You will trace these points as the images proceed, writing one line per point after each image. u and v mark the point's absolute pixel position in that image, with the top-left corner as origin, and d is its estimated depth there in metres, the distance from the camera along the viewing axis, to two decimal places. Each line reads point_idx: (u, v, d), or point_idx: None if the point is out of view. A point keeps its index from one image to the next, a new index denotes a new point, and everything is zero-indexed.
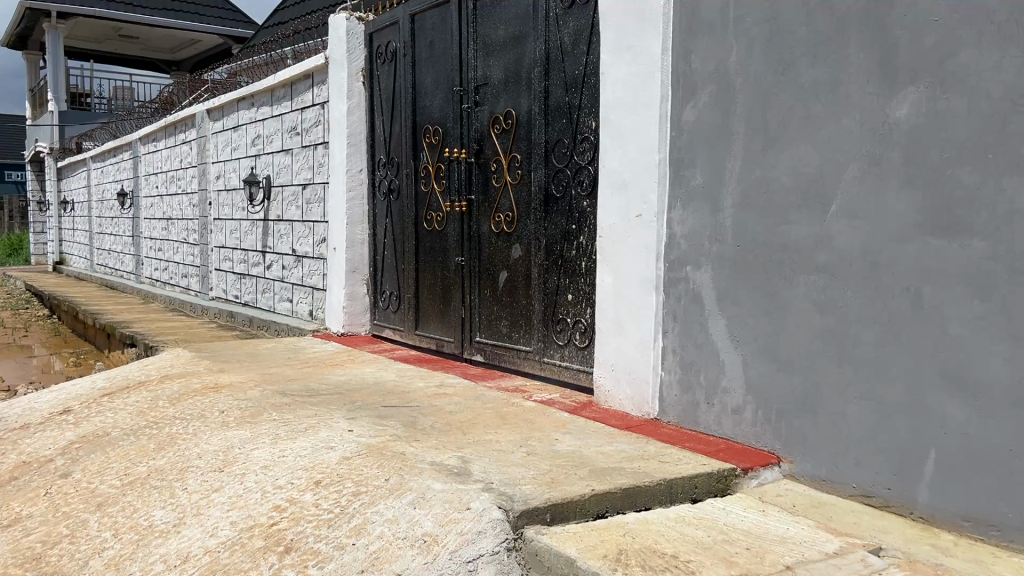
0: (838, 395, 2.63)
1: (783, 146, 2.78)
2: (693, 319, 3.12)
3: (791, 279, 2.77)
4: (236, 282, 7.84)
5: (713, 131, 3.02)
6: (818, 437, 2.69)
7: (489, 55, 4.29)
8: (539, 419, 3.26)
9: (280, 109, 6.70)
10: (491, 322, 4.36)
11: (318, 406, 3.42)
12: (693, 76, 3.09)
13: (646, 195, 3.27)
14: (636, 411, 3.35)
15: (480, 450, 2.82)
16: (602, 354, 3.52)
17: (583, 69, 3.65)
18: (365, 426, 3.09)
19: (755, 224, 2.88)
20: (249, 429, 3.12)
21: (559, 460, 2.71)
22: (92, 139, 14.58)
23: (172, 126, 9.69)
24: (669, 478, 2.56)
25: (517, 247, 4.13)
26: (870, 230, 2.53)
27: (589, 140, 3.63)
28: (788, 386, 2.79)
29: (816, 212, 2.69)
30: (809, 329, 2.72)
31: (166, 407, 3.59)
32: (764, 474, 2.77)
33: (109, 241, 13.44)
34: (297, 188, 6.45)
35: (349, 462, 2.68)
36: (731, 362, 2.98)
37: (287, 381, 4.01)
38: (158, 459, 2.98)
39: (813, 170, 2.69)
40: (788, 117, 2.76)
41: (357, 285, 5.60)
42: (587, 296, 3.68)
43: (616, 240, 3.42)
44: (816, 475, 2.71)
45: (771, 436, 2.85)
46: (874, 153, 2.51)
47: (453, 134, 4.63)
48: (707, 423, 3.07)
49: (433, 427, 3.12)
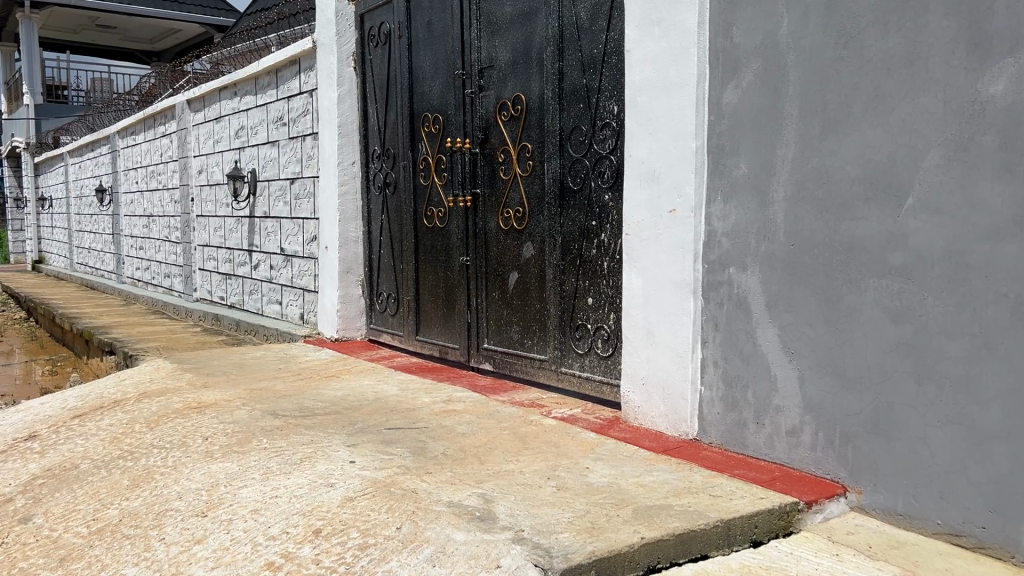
0: (916, 417, 2.27)
1: (846, 130, 2.41)
2: (738, 328, 2.76)
3: (857, 283, 2.41)
4: (222, 282, 7.44)
5: (760, 114, 2.66)
6: (893, 464, 2.34)
7: (494, 35, 3.91)
8: (564, 442, 2.90)
9: (265, 98, 6.30)
10: (501, 328, 3.99)
11: (314, 430, 3.05)
12: (735, 52, 2.72)
13: (681, 188, 2.90)
14: (672, 430, 2.99)
15: (502, 484, 2.45)
16: (631, 366, 3.15)
17: (603, 48, 3.28)
18: (369, 456, 2.73)
19: (813, 221, 2.52)
20: (236, 461, 2.75)
21: (595, 497, 2.35)
22: (67, 133, 14.13)
23: (151, 118, 9.25)
24: (726, 518, 2.21)
25: (529, 246, 3.75)
26: (956, 228, 2.17)
27: (611, 126, 3.26)
28: (856, 406, 2.43)
29: (887, 206, 2.32)
30: (880, 340, 2.36)
31: (143, 432, 3.20)
32: (830, 507, 2.41)
33: (88, 239, 13.00)
34: (284, 182, 6.06)
35: (353, 504, 2.31)
36: (786, 377, 2.62)
37: (278, 397, 3.64)
38: (131, 500, 2.58)
39: (884, 158, 2.32)
40: (852, 97, 2.39)
41: (351, 287, 5.22)
42: (610, 300, 3.32)
43: (646, 239, 3.06)
44: (890, 509, 2.35)
45: (835, 463, 2.49)
46: (962, 136, 2.15)
47: (454, 122, 4.24)
48: (757, 445, 2.72)
49: (445, 455, 2.75)
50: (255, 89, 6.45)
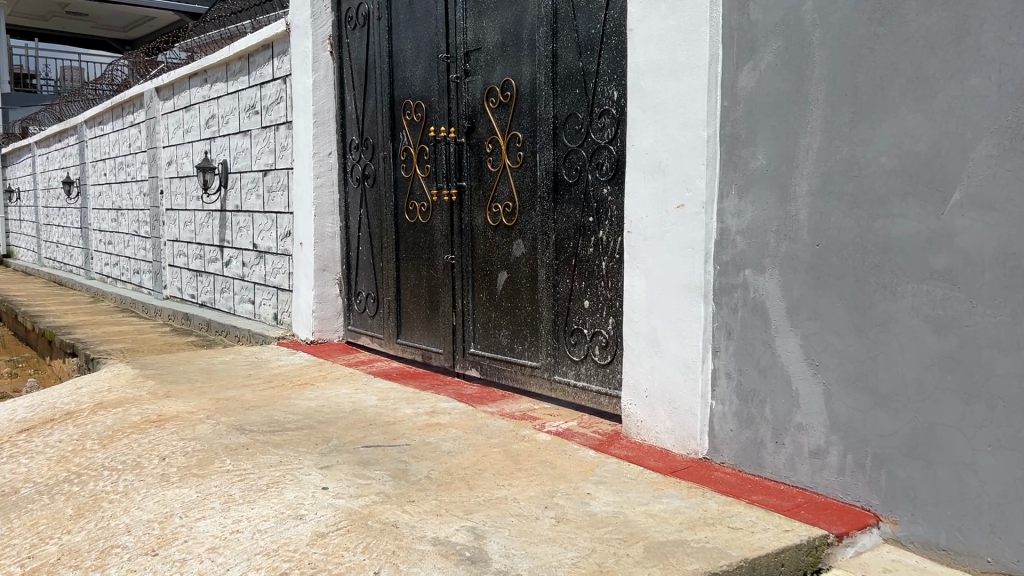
0: (962, 440, 2.01)
1: (882, 116, 2.14)
2: (755, 336, 2.50)
3: (893, 288, 2.14)
4: (193, 279, 7.10)
5: (781, 98, 2.39)
6: (935, 493, 2.07)
7: (482, 15, 3.61)
8: (560, 462, 2.62)
9: (236, 85, 5.98)
10: (488, 331, 3.71)
11: (283, 449, 2.76)
12: (753, 30, 2.45)
13: (690, 180, 2.63)
14: (679, 448, 2.73)
15: (494, 516, 2.17)
16: (633, 377, 2.88)
17: (601, 28, 2.99)
18: (343, 481, 2.44)
19: (841, 219, 2.25)
20: (195, 486, 2.45)
21: (600, 531, 2.07)
22: (34, 122, 13.68)
23: (119, 107, 8.89)
24: (750, 557, 1.94)
25: (520, 243, 3.47)
26: (1011, 227, 1.90)
27: (610, 112, 2.98)
28: (891, 426, 2.16)
29: (929, 202, 2.06)
30: (919, 353, 2.09)
31: (94, 451, 2.89)
32: (862, 539, 2.15)
33: (56, 233, 12.57)
34: (257, 174, 5.74)
35: (325, 543, 2.02)
36: (809, 392, 2.36)
37: (245, 409, 3.33)
38: (73, 534, 2.27)
39: (925, 148, 2.06)
40: (889, 80, 2.12)
41: (327, 285, 4.91)
42: (608, 303, 3.05)
43: (650, 238, 2.78)
44: (930, 543, 2.09)
45: (866, 489, 2.23)
46: (1020, 122, 1.87)
47: (438, 110, 3.95)
48: (775, 467, 2.46)
49: (429, 479, 2.46)
50: (226, 76, 6.12)
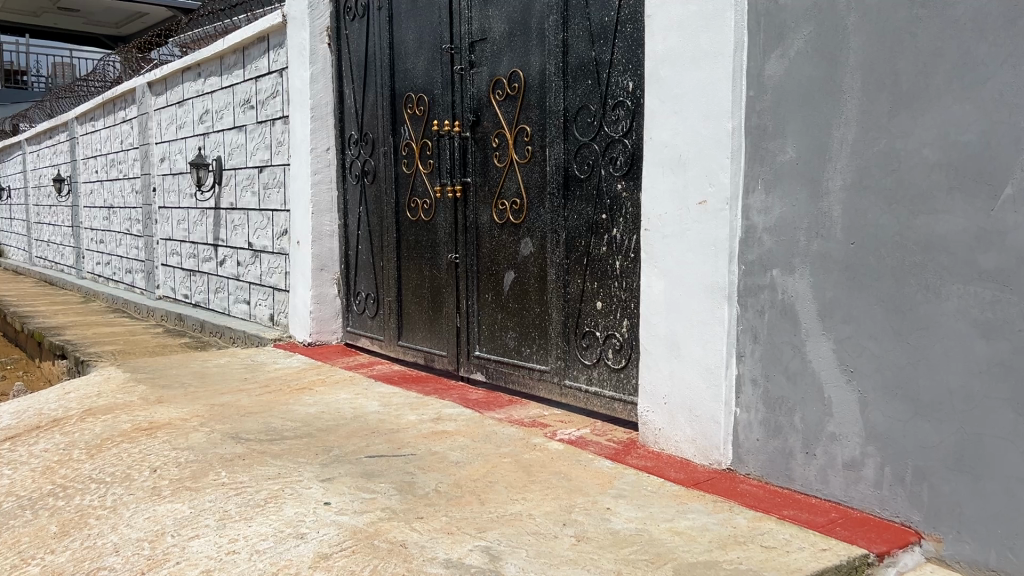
0: (1014, 453, 1.86)
1: (925, 106, 2.00)
2: (784, 340, 2.35)
3: (936, 290, 2.00)
4: (186, 279, 6.94)
5: (812, 87, 2.24)
6: (983, 509, 1.92)
7: (488, 4, 3.46)
8: (575, 473, 2.48)
9: (231, 80, 5.82)
10: (494, 334, 3.56)
11: (281, 459, 2.61)
12: (781, 15, 2.31)
13: (713, 175, 2.48)
14: (701, 458, 2.58)
15: (510, 534, 2.03)
16: (651, 383, 2.73)
17: (615, 15, 2.85)
18: (346, 496, 2.29)
19: (879, 215, 2.11)
20: (188, 502, 2.30)
21: (624, 551, 1.93)
22: (24, 120, 13.48)
23: (111, 103, 8.72)
24: None
25: (528, 242, 3.32)
26: None
27: (624, 104, 2.83)
28: (934, 437, 2.02)
29: (977, 198, 1.91)
30: (965, 359, 1.95)
31: (81, 461, 2.73)
32: (904, 559, 2.00)
33: (47, 232, 12.37)
34: (252, 171, 5.59)
35: (328, 565, 1.87)
36: (843, 400, 2.21)
37: (241, 415, 3.18)
38: (56, 554, 2.12)
39: (973, 140, 1.91)
40: (933, 67, 1.98)
41: (325, 285, 4.76)
42: (623, 304, 2.90)
43: (669, 236, 2.64)
44: (978, 563, 1.94)
45: (907, 504, 2.08)
46: None
47: (441, 103, 3.80)
48: (805, 479, 2.32)
49: (438, 492, 2.32)
50: (220, 70, 5.97)
